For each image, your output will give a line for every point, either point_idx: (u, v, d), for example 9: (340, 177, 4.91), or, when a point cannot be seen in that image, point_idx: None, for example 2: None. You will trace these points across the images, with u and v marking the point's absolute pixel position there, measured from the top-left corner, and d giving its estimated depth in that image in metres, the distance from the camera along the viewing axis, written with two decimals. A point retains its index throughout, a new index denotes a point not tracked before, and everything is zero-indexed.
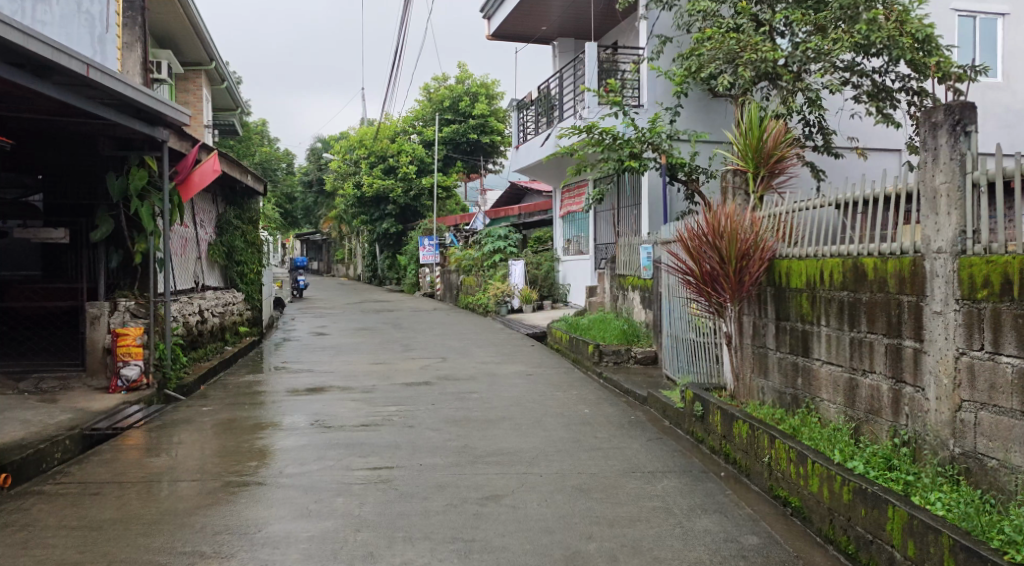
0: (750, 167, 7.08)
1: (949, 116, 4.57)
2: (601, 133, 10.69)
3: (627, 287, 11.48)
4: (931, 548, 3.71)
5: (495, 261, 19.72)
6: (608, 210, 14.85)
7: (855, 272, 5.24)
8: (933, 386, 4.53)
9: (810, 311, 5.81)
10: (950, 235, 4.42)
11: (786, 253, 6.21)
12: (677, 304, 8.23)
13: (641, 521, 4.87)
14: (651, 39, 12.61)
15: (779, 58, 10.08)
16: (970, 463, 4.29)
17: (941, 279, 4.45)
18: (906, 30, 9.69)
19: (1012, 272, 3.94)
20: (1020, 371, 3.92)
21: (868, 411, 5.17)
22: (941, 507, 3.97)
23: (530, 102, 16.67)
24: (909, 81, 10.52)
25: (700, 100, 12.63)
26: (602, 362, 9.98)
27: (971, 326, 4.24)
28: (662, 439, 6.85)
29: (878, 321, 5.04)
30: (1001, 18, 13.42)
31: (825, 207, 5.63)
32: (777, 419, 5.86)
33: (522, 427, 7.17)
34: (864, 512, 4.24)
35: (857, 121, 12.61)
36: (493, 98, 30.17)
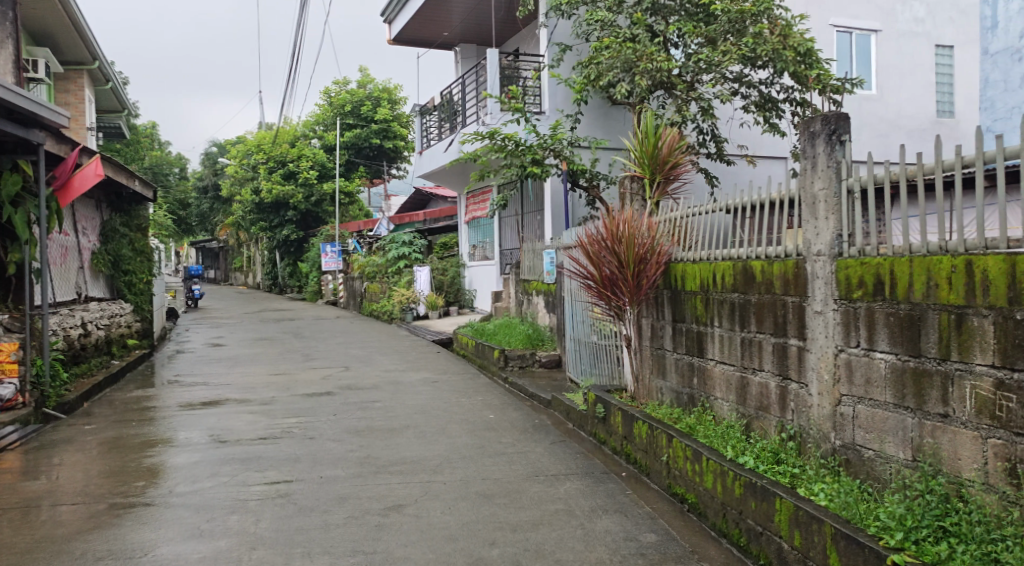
0: (646, 172, 7.25)
1: (826, 126, 4.76)
2: (503, 139, 10.83)
3: (531, 292, 11.60)
4: (815, 538, 3.90)
5: (400, 267, 19.53)
6: (511, 215, 14.99)
7: (744, 275, 5.45)
8: (815, 382, 4.77)
9: (704, 313, 6.01)
10: (828, 238, 4.67)
11: (681, 257, 6.42)
12: (580, 308, 8.34)
13: (543, 524, 4.91)
14: (550, 46, 12.74)
15: (674, 68, 10.49)
16: (849, 454, 4.54)
17: (821, 280, 4.71)
18: (789, 43, 10.14)
19: (885, 274, 4.21)
20: (893, 367, 4.18)
21: (758, 408, 5.38)
22: (823, 497, 4.19)
23: (432, 107, 16.63)
24: (792, 92, 11.04)
25: (600, 108, 12.88)
26: (507, 367, 9.99)
27: (848, 324, 4.49)
28: (564, 441, 6.94)
29: (766, 322, 5.25)
30: (874, 35, 14.30)
31: (719, 212, 5.84)
32: (674, 418, 6.03)
33: (426, 434, 7.13)
34: (754, 505, 4.41)
35: (746, 130, 13.16)
36: (396, 103, 29.98)
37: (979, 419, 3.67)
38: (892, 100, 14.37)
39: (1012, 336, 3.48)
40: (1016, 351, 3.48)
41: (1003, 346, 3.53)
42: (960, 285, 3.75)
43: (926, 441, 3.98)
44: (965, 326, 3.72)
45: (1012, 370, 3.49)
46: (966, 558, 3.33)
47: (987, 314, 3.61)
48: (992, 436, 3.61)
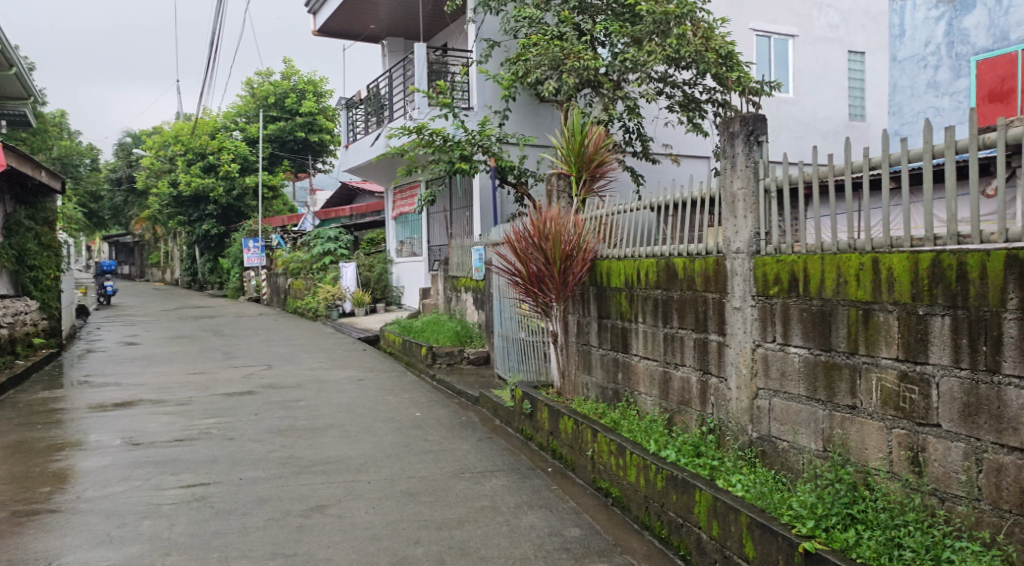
0: (573, 170, 7.30)
1: (744, 127, 4.87)
2: (430, 134, 10.77)
3: (460, 288, 11.58)
4: (731, 527, 4.01)
5: (325, 263, 19.16)
6: (439, 211, 14.93)
7: (667, 272, 5.55)
8: (734, 376, 4.90)
9: (628, 309, 6.09)
10: (747, 237, 4.79)
11: (606, 254, 6.50)
12: (507, 304, 8.36)
13: (468, 522, 4.90)
14: (478, 42, 12.70)
15: (601, 67, 10.62)
16: (765, 446, 4.68)
17: (739, 277, 4.83)
18: (710, 46, 10.44)
19: (799, 272, 4.35)
20: (806, 361, 4.34)
21: (680, 402, 5.50)
22: (740, 488, 4.31)
23: (358, 101, 16.38)
24: (715, 94, 11.33)
25: (528, 105, 12.92)
26: (434, 364, 9.95)
27: (765, 320, 4.63)
28: (491, 438, 6.94)
29: (688, 318, 5.36)
30: (791, 39, 14.78)
31: (644, 210, 5.94)
32: (599, 413, 6.10)
33: (351, 433, 7.02)
34: (675, 497, 4.51)
35: (670, 130, 13.43)
36: (322, 96, 29.42)
37: (885, 410, 3.84)
38: (808, 103, 14.90)
39: (914, 331, 3.65)
40: (918, 345, 3.64)
41: (907, 340, 3.69)
42: (867, 282, 3.90)
43: (836, 432, 4.14)
44: (872, 322, 3.88)
45: (915, 362, 3.66)
46: (871, 543, 3.48)
47: (892, 310, 3.77)
48: (896, 426, 3.77)
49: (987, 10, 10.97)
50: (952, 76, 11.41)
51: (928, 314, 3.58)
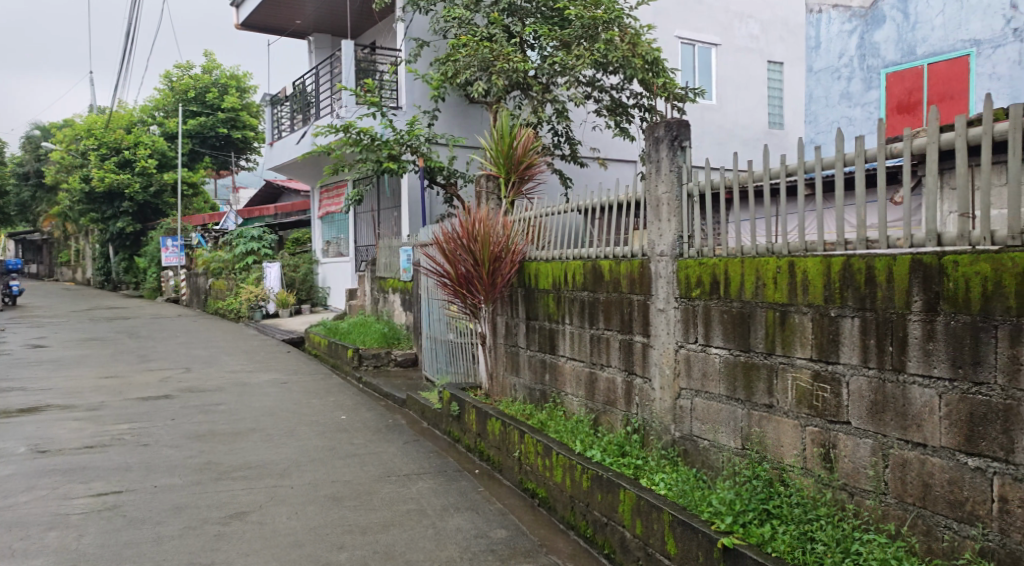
0: (501, 171, 7.31)
1: (669, 132, 4.95)
2: (358, 133, 10.65)
3: (387, 290, 11.47)
4: (654, 525, 4.09)
5: (248, 263, 18.67)
6: (367, 211, 14.75)
7: (594, 274, 5.62)
8: (657, 376, 4.99)
9: (556, 311, 6.13)
10: (671, 240, 4.89)
11: (535, 256, 6.53)
12: (436, 305, 8.31)
13: (394, 525, 4.84)
14: (407, 41, 12.59)
15: (530, 69, 10.66)
16: (687, 445, 4.78)
17: (664, 279, 4.93)
18: (637, 52, 10.58)
19: (721, 275, 4.46)
20: (726, 361, 4.45)
21: (605, 402, 5.57)
22: (663, 487, 4.39)
23: (284, 98, 16.03)
24: (641, 99, 11.53)
25: (457, 106, 12.88)
26: (361, 366, 9.81)
27: (687, 321, 4.73)
28: (418, 440, 6.89)
29: (613, 319, 5.43)
30: (714, 48, 15.18)
31: (572, 212, 5.99)
32: (527, 415, 6.12)
33: (274, 437, 6.85)
34: (600, 497, 4.56)
35: (598, 133, 13.60)
36: (245, 92, 28.78)
37: (799, 408, 3.98)
38: (730, 111, 15.35)
39: (827, 332, 3.80)
40: (830, 345, 3.79)
41: (820, 341, 3.84)
42: (784, 284, 4.04)
43: (754, 430, 4.26)
44: (789, 323, 4.01)
45: (827, 362, 3.81)
46: (786, 537, 3.61)
47: (806, 311, 3.90)
48: (810, 424, 3.91)
49: (896, 26, 11.48)
50: (863, 88, 11.94)
51: (840, 315, 3.73)
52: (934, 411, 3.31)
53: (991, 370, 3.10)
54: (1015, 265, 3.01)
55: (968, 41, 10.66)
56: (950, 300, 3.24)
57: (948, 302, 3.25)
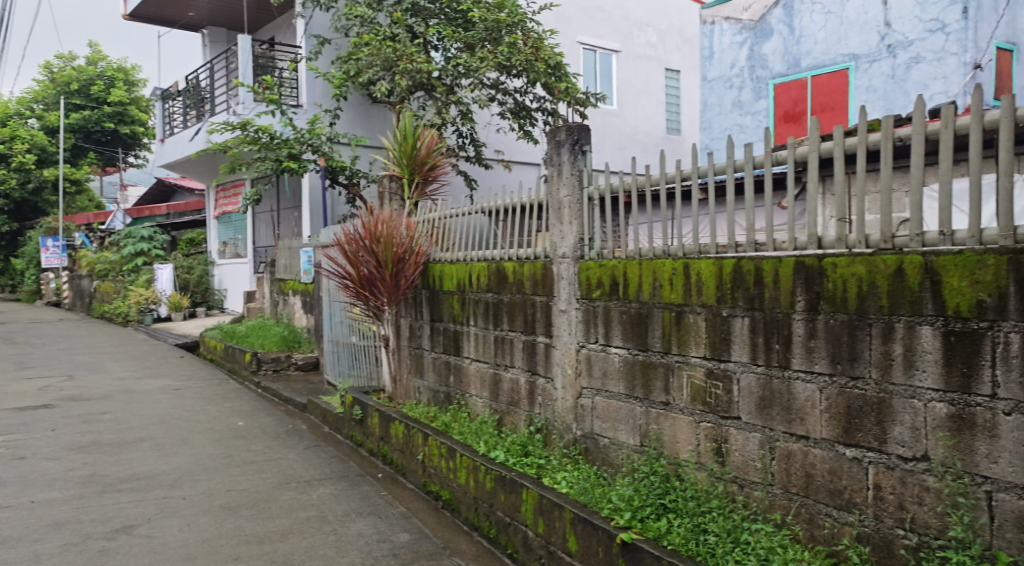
0: (405, 172, 7.25)
1: (570, 136, 5.03)
2: (256, 131, 10.44)
3: (288, 291, 11.20)
4: (556, 523, 4.16)
5: (137, 264, 17.79)
6: (266, 211, 14.34)
7: (498, 275, 5.66)
8: (559, 375, 5.06)
9: (460, 312, 6.13)
10: (572, 242, 4.98)
11: (438, 257, 6.51)
12: (338, 308, 8.17)
13: (293, 533, 4.72)
14: (307, 38, 12.31)
15: (433, 70, 10.65)
16: (588, 443, 4.87)
17: (565, 281, 5.01)
18: (540, 56, 10.72)
19: (619, 276, 4.57)
20: (626, 361, 4.56)
21: (509, 403, 5.60)
22: (565, 485, 4.46)
23: (176, 92, 15.38)
24: (544, 102, 11.67)
25: (359, 105, 12.67)
26: (260, 371, 9.51)
27: (589, 322, 4.82)
28: (319, 445, 6.74)
29: (517, 320, 5.48)
30: (615, 55, 15.54)
31: (477, 214, 6.00)
32: (431, 417, 6.10)
33: (165, 446, 6.55)
34: (503, 497, 4.59)
35: (502, 136, 13.69)
36: (134, 85, 27.46)
37: (693, 405, 4.12)
38: (630, 116, 15.77)
39: (719, 331, 3.95)
40: (722, 344, 3.95)
41: (712, 340, 3.99)
42: (679, 286, 4.18)
43: (652, 427, 4.39)
44: (683, 322, 4.16)
45: (719, 360, 3.96)
46: (680, 530, 3.74)
47: (700, 312, 4.05)
48: (703, 420, 4.06)
49: (782, 39, 12.07)
50: (754, 97, 12.54)
51: (731, 315, 3.89)
52: (815, 405, 3.50)
53: (865, 365, 3.30)
54: (887, 268, 3.21)
55: (847, 55, 11.28)
56: (829, 300, 3.43)
57: (828, 302, 3.44)
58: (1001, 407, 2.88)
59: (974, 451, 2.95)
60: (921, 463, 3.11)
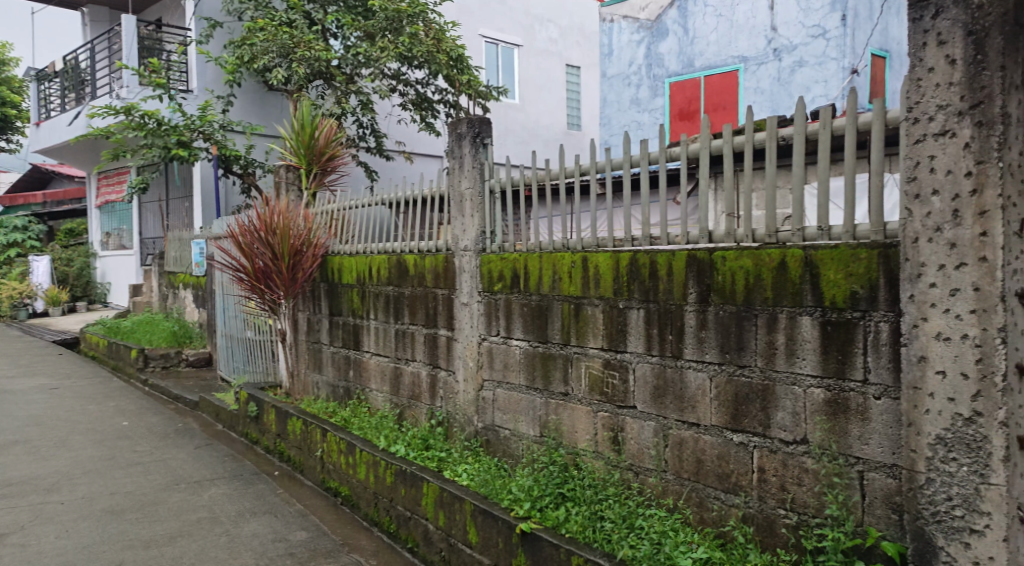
0: (302, 162, 7.05)
1: (471, 128, 5.02)
2: (141, 116, 9.94)
3: (177, 285, 10.74)
4: (456, 515, 4.17)
5: (9, 256, 16.62)
6: (153, 201, 13.67)
7: (399, 268, 5.60)
8: (461, 368, 5.06)
9: (360, 306, 6.03)
10: (474, 235, 4.97)
11: (337, 250, 6.38)
12: (231, 302, 7.89)
13: (182, 536, 4.53)
14: (197, 21, 11.78)
15: (332, 59, 10.41)
16: (488, 435, 4.89)
17: (467, 274, 5.01)
18: (442, 48, 10.70)
19: (521, 269, 4.61)
20: (526, 353, 4.61)
21: (410, 397, 5.55)
22: (466, 478, 4.47)
23: (52, 73, 14.41)
24: (446, 95, 11.59)
25: (254, 92, 12.22)
26: (147, 368, 9.08)
27: (490, 315, 4.84)
28: (211, 444, 6.49)
29: (418, 314, 5.44)
30: (517, 49, 15.62)
31: (378, 205, 5.92)
32: (330, 413, 5.99)
33: (40, 449, 6.15)
34: (404, 491, 4.57)
35: (403, 127, 13.54)
36: (4, 64, 25.63)
37: (592, 396, 4.21)
38: (532, 110, 15.93)
39: (616, 323, 4.05)
40: (619, 335, 4.05)
41: (610, 331, 4.09)
42: (578, 278, 4.25)
43: (551, 418, 4.45)
44: (582, 314, 4.24)
45: (616, 351, 4.06)
46: (578, 518, 3.83)
47: (598, 304, 4.14)
48: (601, 409, 4.16)
49: (678, 39, 12.45)
50: (651, 94, 12.91)
51: (627, 307, 3.99)
52: (705, 393, 3.64)
53: (752, 354, 3.45)
54: (772, 261, 3.37)
55: (737, 57, 11.74)
56: (719, 292, 3.57)
57: (717, 294, 3.58)
58: (872, 391, 3.06)
59: (848, 434, 3.13)
60: (801, 446, 3.29)
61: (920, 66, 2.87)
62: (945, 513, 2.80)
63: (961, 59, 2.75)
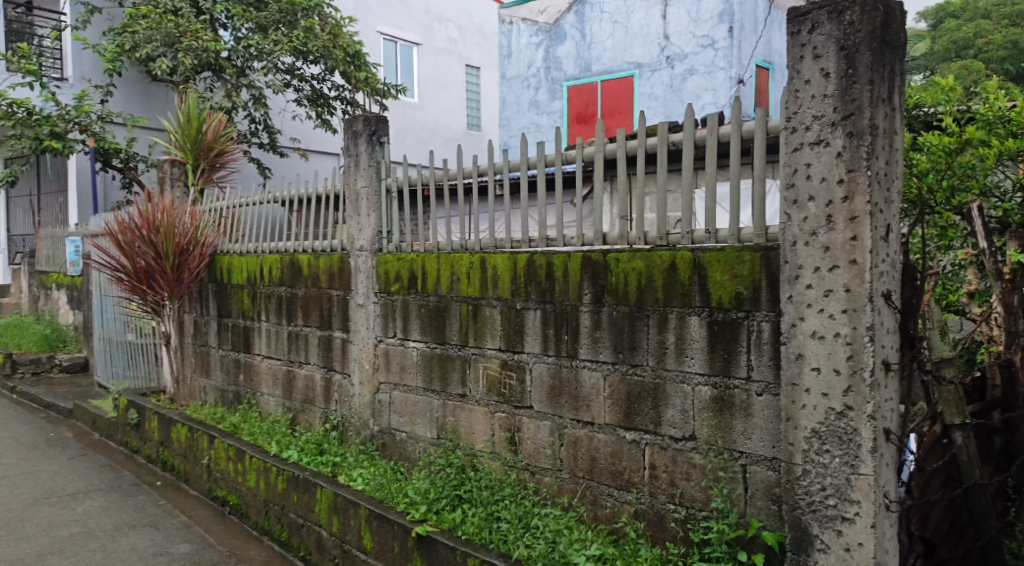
0: (189, 158, 6.74)
1: (367, 126, 4.93)
2: (10, 104, 9.32)
3: (51, 285, 10.10)
4: (351, 521, 4.08)
5: None
6: (23, 195, 12.76)
7: (291, 268, 5.43)
8: (357, 371, 4.96)
9: (251, 307, 5.82)
10: (370, 235, 4.88)
11: (227, 249, 6.15)
12: (110, 303, 7.45)
13: (52, 554, 4.25)
14: (73, 5, 11.08)
15: (222, 50, 10.01)
16: (385, 438, 4.81)
17: (363, 274, 4.91)
18: (338, 43, 10.49)
19: (418, 270, 4.56)
20: (423, 354, 4.56)
21: (304, 400, 5.39)
22: (361, 482, 4.38)
23: None
24: (343, 91, 11.35)
25: (136, 82, 11.60)
26: (15, 374, 8.46)
27: (386, 316, 4.77)
28: (87, 454, 6.11)
29: (312, 315, 5.29)
30: (416, 47, 15.50)
31: (271, 203, 5.74)
32: (218, 418, 5.75)
33: None
34: (296, 498, 4.44)
35: (298, 123, 13.18)
36: None
37: (489, 397, 4.21)
38: (431, 109, 15.85)
39: (513, 323, 4.07)
40: (516, 336, 4.06)
41: (507, 332, 4.10)
42: (476, 279, 4.25)
43: (448, 420, 4.43)
44: (480, 315, 4.23)
45: (513, 351, 4.08)
46: (474, 520, 3.82)
47: (496, 305, 4.15)
48: (498, 410, 4.16)
49: (575, 43, 12.67)
50: (549, 97, 13.08)
51: (524, 308, 4.01)
52: (599, 392, 3.71)
53: (644, 354, 3.54)
54: (662, 263, 3.46)
55: (632, 63, 12.06)
56: (613, 293, 3.64)
57: (611, 294, 3.65)
58: (755, 388, 3.19)
59: (733, 429, 3.25)
60: (688, 442, 3.40)
61: (797, 78, 3.01)
62: (819, 502, 2.95)
63: (834, 72, 2.90)
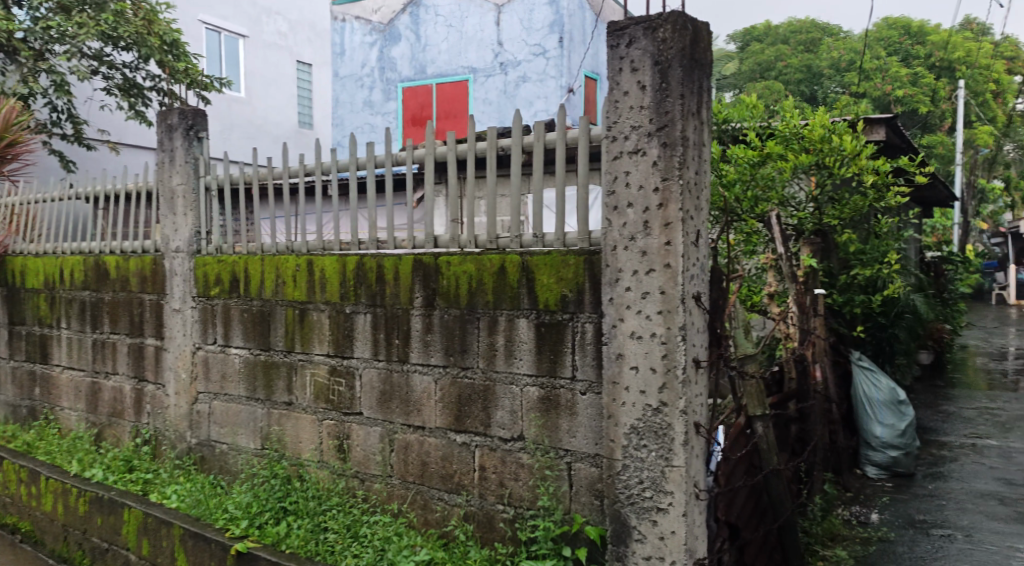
0: None
1: (183, 120, 4.60)
2: None
3: None
4: (162, 542, 3.79)
5: None
6: None
7: (97, 270, 5.00)
8: (172, 381, 4.62)
9: (49, 313, 5.29)
10: (186, 235, 4.58)
11: (21, 249, 5.57)
12: None
13: None
14: None
15: (15, 30, 9.05)
16: (204, 451, 4.52)
17: (179, 277, 4.59)
18: (153, 30, 9.77)
19: (239, 272, 4.34)
20: (245, 361, 4.34)
21: (110, 414, 4.96)
22: (175, 499, 4.08)
23: None
24: (160, 82, 10.56)
25: None
26: None
27: (205, 321, 4.49)
28: None
29: (120, 321, 4.89)
30: (241, 39, 14.78)
31: (74, 200, 5.26)
32: (8, 438, 5.16)
33: None
34: (99, 521, 4.07)
35: (108, 114, 12.19)
36: None
37: (317, 403, 4.06)
38: (259, 106, 15.21)
39: (342, 328, 3.96)
40: (345, 340, 3.95)
41: (335, 337, 3.98)
42: (302, 282, 4.10)
43: (273, 429, 4.23)
44: (307, 320, 4.08)
45: (343, 357, 3.96)
46: (299, 532, 3.67)
47: (324, 309, 4.01)
48: (326, 418, 4.03)
49: (410, 45, 12.59)
50: (383, 98, 12.88)
51: (354, 312, 3.91)
52: (431, 396, 3.68)
53: (474, 356, 3.55)
54: (491, 266, 3.49)
55: (466, 68, 12.17)
56: (443, 296, 3.63)
57: (442, 297, 3.63)
58: (579, 388, 3.28)
59: (559, 428, 3.33)
60: (517, 442, 3.45)
61: (617, 89, 3.14)
62: (637, 495, 3.09)
63: (650, 85, 3.05)
